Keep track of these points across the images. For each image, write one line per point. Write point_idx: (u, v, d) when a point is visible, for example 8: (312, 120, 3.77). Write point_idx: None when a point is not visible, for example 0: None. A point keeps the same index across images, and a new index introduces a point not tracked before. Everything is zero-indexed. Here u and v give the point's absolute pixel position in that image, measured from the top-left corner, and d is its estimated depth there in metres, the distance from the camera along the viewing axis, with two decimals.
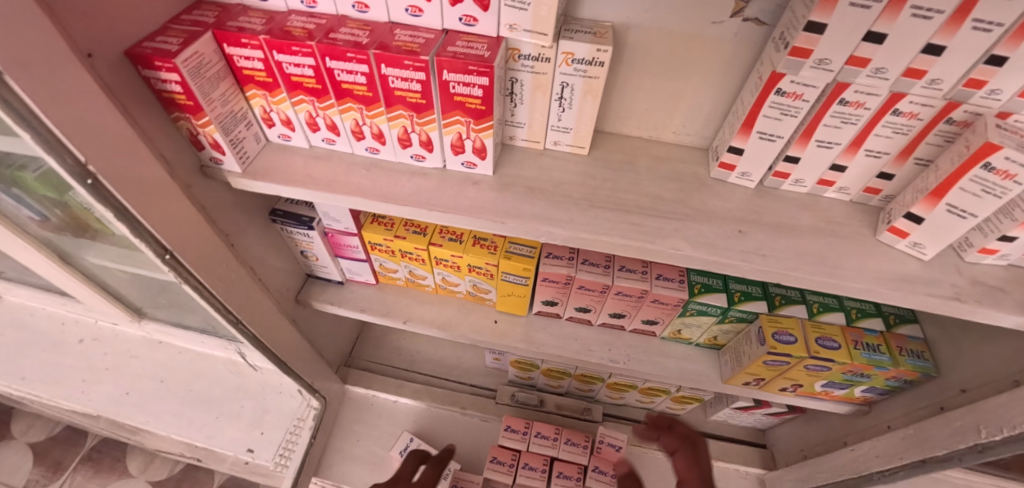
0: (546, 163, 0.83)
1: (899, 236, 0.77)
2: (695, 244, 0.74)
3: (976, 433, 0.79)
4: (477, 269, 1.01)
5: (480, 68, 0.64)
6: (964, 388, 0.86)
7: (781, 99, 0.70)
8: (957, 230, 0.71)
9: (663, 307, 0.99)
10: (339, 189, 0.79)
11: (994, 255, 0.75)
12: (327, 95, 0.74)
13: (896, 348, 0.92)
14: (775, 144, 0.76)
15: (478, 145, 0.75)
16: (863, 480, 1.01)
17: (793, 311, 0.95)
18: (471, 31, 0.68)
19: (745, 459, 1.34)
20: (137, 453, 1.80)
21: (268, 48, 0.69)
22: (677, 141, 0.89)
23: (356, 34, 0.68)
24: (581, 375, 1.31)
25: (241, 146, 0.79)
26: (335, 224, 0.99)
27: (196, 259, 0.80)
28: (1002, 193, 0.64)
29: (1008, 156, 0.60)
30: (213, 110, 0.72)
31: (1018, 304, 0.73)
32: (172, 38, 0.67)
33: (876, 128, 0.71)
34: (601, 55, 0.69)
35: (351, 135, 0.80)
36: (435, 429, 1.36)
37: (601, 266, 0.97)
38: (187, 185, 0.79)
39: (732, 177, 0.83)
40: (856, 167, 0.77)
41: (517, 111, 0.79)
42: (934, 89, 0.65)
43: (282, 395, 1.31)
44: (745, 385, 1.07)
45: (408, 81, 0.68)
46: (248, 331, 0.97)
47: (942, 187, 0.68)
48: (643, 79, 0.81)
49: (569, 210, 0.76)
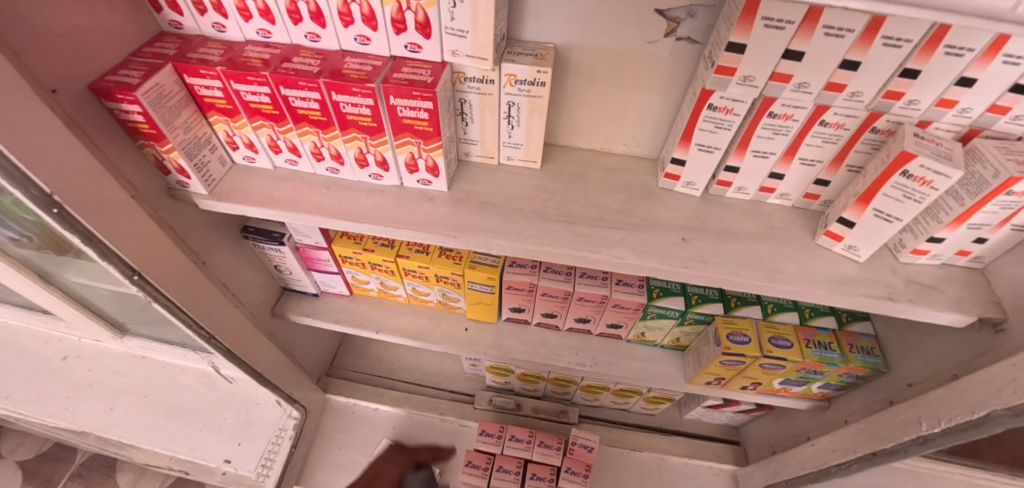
0: (500, 178, 0.87)
1: (835, 239, 0.80)
2: (639, 252, 0.77)
3: (918, 426, 0.82)
4: (444, 279, 1.05)
5: (423, 93, 0.67)
6: (910, 382, 0.89)
7: (714, 113, 0.74)
8: (886, 233, 0.74)
9: (624, 311, 1.02)
10: (302, 208, 0.83)
11: (926, 256, 0.79)
12: (284, 120, 0.77)
13: (847, 345, 0.96)
14: (713, 155, 0.79)
15: (431, 164, 0.79)
16: (822, 474, 1.04)
17: (748, 312, 0.99)
18: (417, 57, 0.72)
19: (718, 456, 1.37)
20: (127, 468, 1.84)
21: (225, 78, 0.72)
22: (627, 152, 0.93)
23: (308, 62, 0.72)
24: (556, 379, 1.35)
25: (206, 170, 0.83)
26: (306, 239, 1.03)
27: (164, 279, 0.84)
28: (921, 197, 0.68)
29: (922, 163, 0.64)
30: (176, 137, 0.75)
31: (949, 302, 0.77)
32: (133, 71, 0.70)
33: (806, 138, 0.75)
34: (541, 76, 0.72)
35: (311, 156, 0.83)
36: (415, 436, 1.39)
37: (563, 274, 1.01)
38: (153, 207, 0.82)
39: (678, 186, 0.86)
40: (793, 175, 0.81)
41: (468, 129, 0.82)
42: (856, 101, 0.68)
43: (266, 407, 1.36)
44: (707, 384, 1.10)
45: (358, 106, 0.71)
46: (221, 346, 1.00)
47: (868, 193, 0.72)
48: (589, 96, 0.84)
49: (520, 223, 0.80)
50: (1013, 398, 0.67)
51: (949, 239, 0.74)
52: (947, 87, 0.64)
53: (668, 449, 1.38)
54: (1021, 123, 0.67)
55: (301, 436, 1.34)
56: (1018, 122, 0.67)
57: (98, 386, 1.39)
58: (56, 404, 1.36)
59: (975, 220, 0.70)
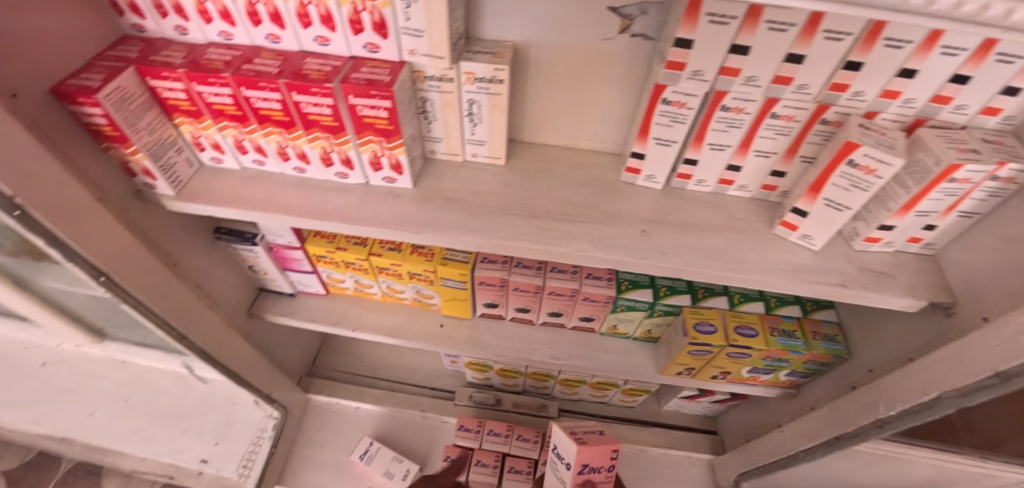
0: (464, 174, 0.88)
1: (790, 229, 0.83)
2: (600, 245, 0.79)
3: (876, 409, 0.85)
4: (418, 276, 1.06)
5: (381, 92, 0.69)
6: (871, 368, 0.92)
7: (668, 107, 0.76)
8: (837, 221, 0.77)
9: (595, 304, 1.04)
10: (269, 208, 0.84)
11: (879, 243, 0.81)
12: (248, 121, 0.78)
13: (811, 332, 0.99)
14: (671, 149, 0.81)
15: (394, 162, 0.81)
16: (791, 459, 1.06)
17: (715, 303, 1.01)
18: (376, 57, 0.73)
19: (695, 446, 1.40)
20: (113, 474, 1.84)
21: (188, 79, 0.73)
22: (592, 148, 0.94)
23: (269, 63, 0.73)
24: (534, 373, 1.37)
25: (173, 171, 0.84)
26: (279, 239, 1.04)
27: (133, 280, 0.85)
28: (867, 186, 0.70)
29: (866, 152, 0.67)
30: (141, 139, 0.76)
31: (902, 288, 0.79)
32: (95, 74, 0.71)
33: (759, 131, 0.77)
34: (499, 73, 0.74)
35: (277, 156, 0.84)
36: (396, 434, 1.40)
37: (533, 268, 1.02)
38: (121, 209, 0.83)
39: (640, 180, 0.88)
40: (750, 167, 0.83)
41: (432, 127, 0.84)
42: (804, 93, 0.70)
43: (245, 406, 1.37)
44: (678, 375, 1.13)
45: (319, 106, 0.73)
46: (195, 346, 1.01)
47: (818, 183, 0.74)
48: (551, 92, 0.86)
49: (484, 219, 0.81)
50: (961, 378, 0.70)
51: (898, 226, 0.77)
52: (890, 78, 0.66)
53: (647, 440, 1.41)
54: (963, 112, 0.70)
55: (283, 435, 1.33)
56: (960, 112, 0.70)
57: (78, 390, 1.40)
58: (35, 410, 1.36)
59: (922, 208, 0.72)
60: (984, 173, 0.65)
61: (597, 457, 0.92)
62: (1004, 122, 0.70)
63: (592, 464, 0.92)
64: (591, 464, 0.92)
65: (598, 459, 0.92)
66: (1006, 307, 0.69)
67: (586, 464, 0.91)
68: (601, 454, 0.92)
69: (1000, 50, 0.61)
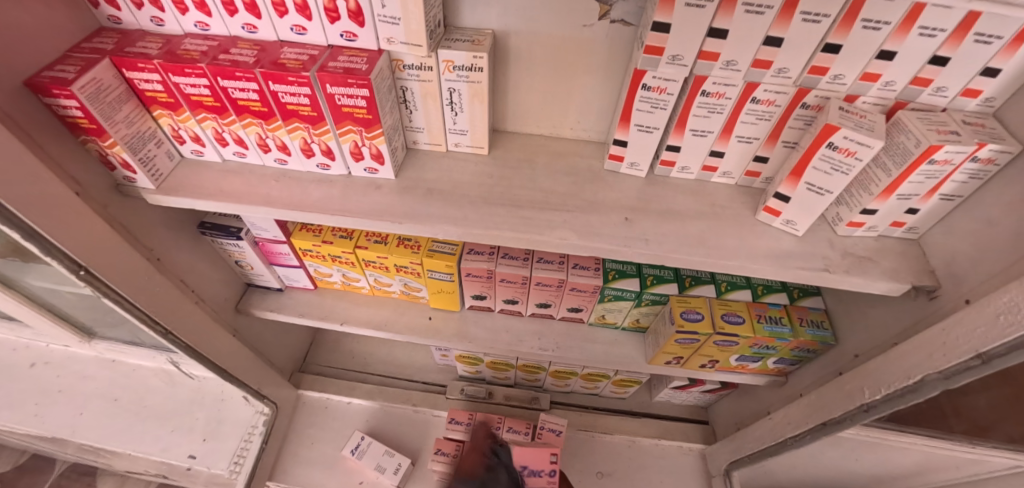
0: (447, 164, 0.88)
1: (773, 214, 0.83)
2: (582, 234, 0.79)
3: (861, 394, 0.85)
4: (404, 269, 1.05)
5: (357, 81, 0.68)
6: (857, 353, 0.92)
7: (648, 93, 0.75)
8: (819, 205, 0.76)
9: (582, 295, 1.04)
10: (250, 200, 0.83)
11: (863, 228, 0.81)
12: (227, 112, 0.78)
13: (797, 319, 0.99)
14: (653, 136, 0.81)
15: (375, 152, 0.80)
16: (779, 447, 1.06)
17: (702, 292, 1.00)
18: (353, 46, 0.72)
19: (686, 436, 1.40)
20: (108, 475, 1.84)
21: (164, 70, 0.72)
22: (575, 137, 0.94)
23: (245, 53, 0.72)
24: (525, 366, 1.37)
25: (152, 164, 0.83)
26: (264, 233, 1.03)
27: (114, 275, 0.84)
28: (848, 169, 0.70)
29: (846, 135, 0.66)
30: (118, 132, 0.75)
31: (885, 272, 0.79)
32: (70, 66, 0.70)
33: (740, 116, 0.76)
34: (478, 61, 0.74)
35: (258, 148, 0.84)
36: (387, 428, 1.40)
37: (520, 259, 1.02)
38: (101, 203, 0.82)
39: (623, 167, 0.88)
40: (733, 153, 0.83)
41: (414, 117, 0.84)
42: (784, 77, 0.70)
43: (235, 403, 1.38)
44: (667, 364, 1.13)
45: (296, 96, 0.72)
46: (180, 341, 1.01)
47: (799, 167, 0.74)
48: (532, 80, 0.85)
49: (466, 209, 0.81)
50: (943, 361, 0.71)
51: (881, 210, 0.76)
52: (869, 61, 0.66)
53: (638, 430, 1.41)
54: (943, 95, 0.70)
55: (273, 430, 1.33)
56: (940, 94, 0.70)
57: (68, 390, 1.40)
58: (24, 411, 1.36)
59: (903, 191, 0.72)
60: (964, 153, 0.65)
61: (536, 459, 1.14)
62: (984, 104, 0.70)
63: (531, 466, 1.13)
64: (530, 465, 1.13)
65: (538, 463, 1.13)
66: (987, 289, 0.69)
67: (526, 465, 1.12)
68: (541, 455, 1.14)
69: (977, 30, 0.61)
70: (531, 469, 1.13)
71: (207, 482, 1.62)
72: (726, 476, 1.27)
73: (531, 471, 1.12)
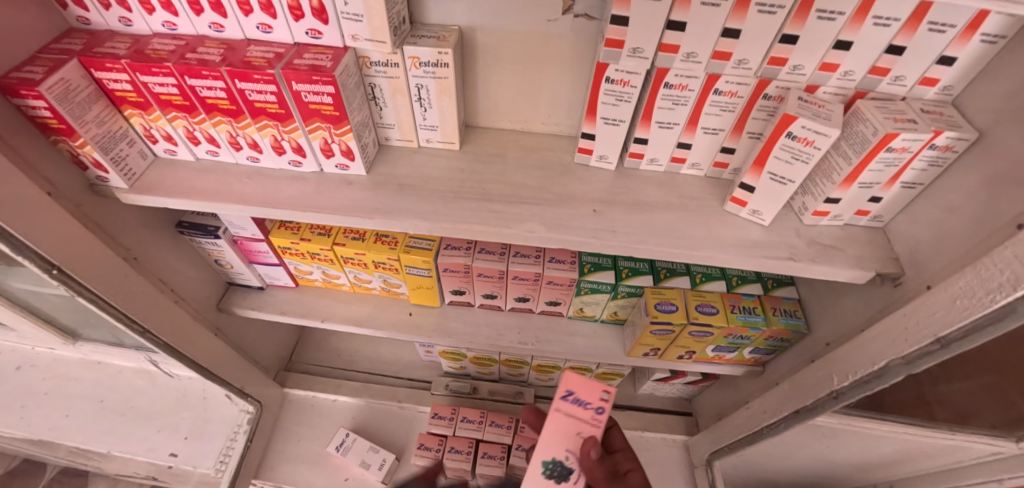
0: (418, 160, 0.89)
1: (740, 205, 0.84)
2: (550, 226, 0.80)
3: (831, 381, 0.86)
4: (382, 265, 1.06)
5: (322, 78, 0.69)
6: (828, 341, 0.93)
7: (612, 86, 0.76)
8: (783, 194, 0.78)
9: (559, 288, 1.05)
10: (223, 198, 0.84)
11: (828, 217, 0.82)
12: (196, 110, 0.78)
13: (770, 308, 1.00)
14: (620, 128, 0.82)
15: (344, 148, 0.81)
16: (756, 436, 1.08)
17: (677, 283, 1.01)
18: (319, 43, 0.73)
19: (670, 428, 1.42)
20: (99, 479, 1.85)
21: (132, 70, 0.73)
22: (547, 132, 0.95)
23: (212, 52, 0.73)
24: (508, 360, 1.38)
25: (125, 164, 0.84)
26: (243, 231, 1.04)
27: (89, 274, 0.84)
28: (808, 158, 0.71)
29: (804, 124, 0.68)
30: (88, 131, 0.76)
31: (849, 259, 0.80)
32: (37, 67, 0.70)
33: (704, 108, 0.77)
34: (443, 57, 0.75)
35: (230, 146, 0.85)
36: (373, 425, 1.41)
37: (496, 253, 1.02)
38: (75, 203, 0.83)
39: (593, 160, 0.89)
40: (700, 144, 0.84)
41: (384, 113, 0.84)
42: (744, 68, 0.71)
43: (220, 403, 1.40)
44: (646, 356, 1.14)
45: (263, 93, 0.73)
46: (159, 340, 1.01)
47: (762, 157, 0.76)
48: (502, 76, 0.86)
49: (436, 204, 0.82)
50: (905, 347, 0.72)
51: (844, 198, 0.77)
52: (826, 51, 0.67)
53: (622, 423, 1.42)
54: (901, 83, 0.71)
55: (258, 429, 1.33)
56: (899, 83, 0.71)
57: (54, 393, 1.40)
58: (10, 413, 1.36)
59: (865, 179, 0.73)
60: (920, 141, 0.66)
61: (586, 388, 0.90)
62: (942, 92, 0.71)
63: (578, 395, 0.89)
64: (578, 393, 0.89)
65: (587, 392, 0.89)
66: (946, 274, 0.70)
67: (572, 391, 0.89)
68: (594, 388, 0.89)
69: (930, 18, 0.62)
70: (576, 397, 0.89)
71: (197, 482, 1.63)
72: (708, 467, 1.28)
73: (576, 400, 0.89)
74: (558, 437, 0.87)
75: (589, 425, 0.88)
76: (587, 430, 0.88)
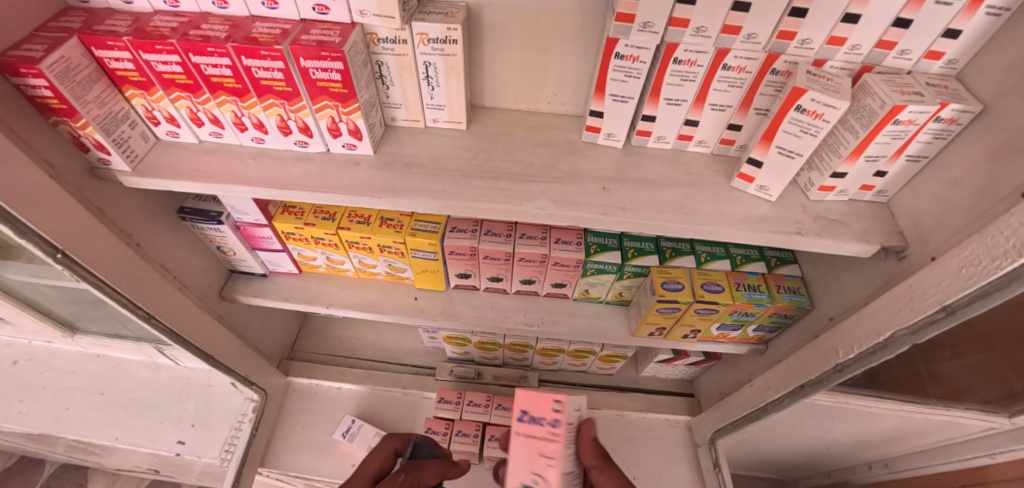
0: (426, 140, 0.89)
1: (748, 181, 0.85)
2: (559, 203, 0.81)
3: (836, 355, 0.87)
4: (388, 249, 1.05)
5: (331, 53, 0.68)
6: (832, 316, 0.94)
7: (622, 62, 0.76)
8: (791, 169, 0.79)
9: (565, 270, 1.05)
10: (227, 179, 0.83)
11: (834, 192, 0.83)
12: (201, 90, 0.77)
13: (775, 286, 1.01)
14: (629, 105, 0.82)
15: (352, 127, 0.80)
16: (760, 412, 1.10)
17: (682, 263, 1.02)
18: (326, 19, 0.72)
19: (673, 408, 1.44)
20: (100, 475, 1.85)
21: (134, 48, 0.71)
22: (553, 111, 0.95)
23: (217, 29, 0.72)
24: (512, 344, 1.38)
25: (127, 146, 0.82)
26: (245, 217, 1.03)
27: (93, 259, 0.83)
28: (816, 131, 0.72)
29: (813, 97, 0.68)
30: (90, 112, 0.74)
31: (855, 234, 0.81)
32: (36, 45, 0.68)
33: (713, 84, 0.77)
34: (452, 33, 0.74)
35: (235, 127, 0.84)
36: (378, 411, 1.42)
37: (503, 235, 1.03)
38: (75, 187, 0.81)
39: (600, 139, 0.89)
40: (707, 121, 0.84)
41: (390, 93, 0.84)
42: (753, 43, 0.71)
43: (223, 393, 1.39)
44: (651, 336, 1.15)
45: (270, 70, 0.72)
46: (164, 327, 1.01)
47: (770, 132, 0.76)
48: (508, 55, 0.86)
49: (445, 182, 0.82)
50: (911, 316, 0.73)
51: (851, 173, 0.78)
52: (834, 24, 0.67)
53: (625, 405, 1.44)
54: (907, 58, 0.71)
55: (263, 417, 1.33)
56: (905, 57, 0.71)
57: (52, 387, 1.38)
58: (9, 408, 1.34)
59: (871, 152, 0.74)
60: (927, 113, 0.67)
61: (539, 405, 0.81)
62: (947, 66, 0.72)
63: (534, 413, 0.81)
64: (531, 412, 0.81)
65: (539, 410, 0.80)
66: (951, 245, 0.71)
67: (525, 410, 0.81)
68: (542, 401, 0.81)
69: None
70: (531, 417, 0.81)
71: (200, 474, 1.63)
72: (712, 445, 1.31)
73: (530, 418, 0.81)
74: (522, 459, 0.79)
75: (549, 441, 0.78)
76: (547, 447, 0.78)
